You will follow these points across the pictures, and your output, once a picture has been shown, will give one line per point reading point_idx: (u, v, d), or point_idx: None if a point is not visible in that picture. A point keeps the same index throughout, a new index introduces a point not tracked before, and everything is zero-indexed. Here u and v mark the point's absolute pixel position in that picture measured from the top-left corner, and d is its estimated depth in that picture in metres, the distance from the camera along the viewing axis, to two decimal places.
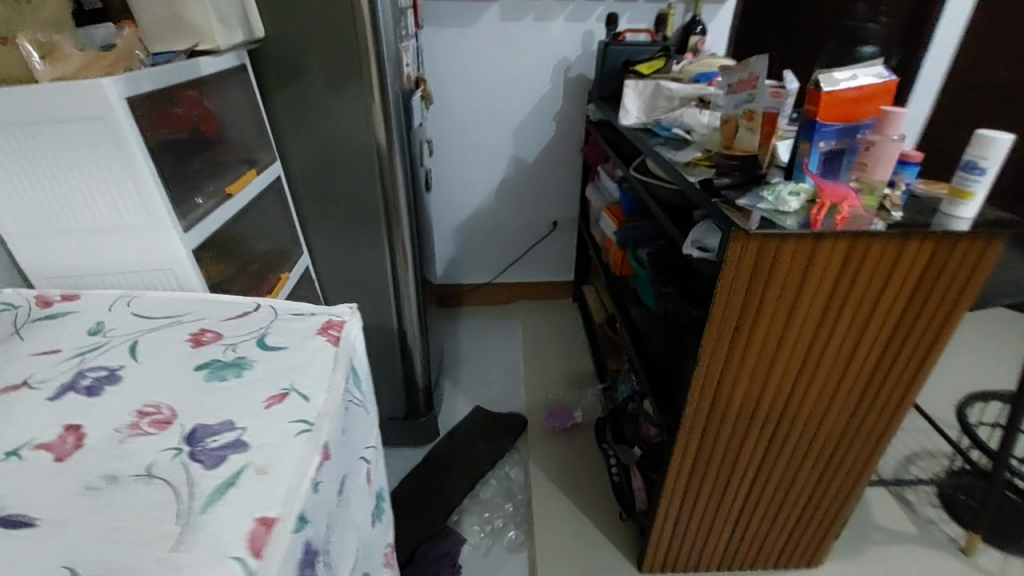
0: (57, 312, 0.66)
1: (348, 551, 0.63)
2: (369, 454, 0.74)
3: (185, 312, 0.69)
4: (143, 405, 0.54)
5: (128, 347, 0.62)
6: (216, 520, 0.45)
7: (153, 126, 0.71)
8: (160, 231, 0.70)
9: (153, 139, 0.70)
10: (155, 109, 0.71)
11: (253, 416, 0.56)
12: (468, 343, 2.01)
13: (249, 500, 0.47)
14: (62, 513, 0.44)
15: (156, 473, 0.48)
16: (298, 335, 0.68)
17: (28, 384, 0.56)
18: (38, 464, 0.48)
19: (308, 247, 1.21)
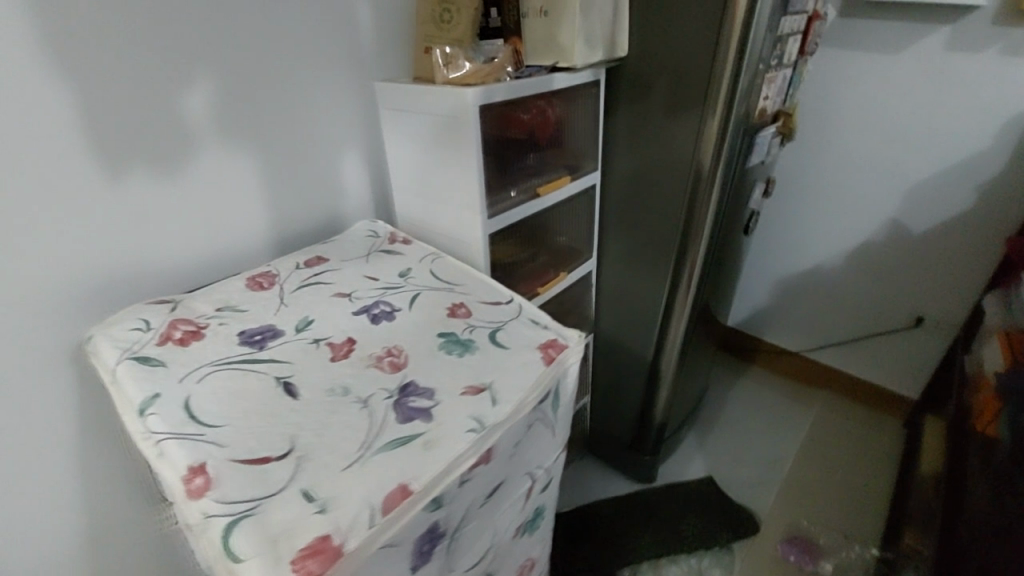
0: (393, 250, 0.91)
1: (477, 549, 0.68)
2: (539, 474, 0.76)
3: (459, 284, 0.84)
4: (391, 346, 0.70)
5: (412, 295, 0.80)
6: (377, 464, 0.56)
7: (493, 126, 0.87)
8: (471, 213, 0.87)
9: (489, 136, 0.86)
10: (498, 113, 0.86)
11: (449, 397, 0.65)
12: (737, 407, 1.77)
13: (405, 464, 0.57)
14: (311, 400, 0.62)
15: (368, 404, 0.62)
16: (522, 342, 0.75)
17: (350, 297, 0.79)
18: (321, 357, 0.68)
19: (599, 253, 1.27)
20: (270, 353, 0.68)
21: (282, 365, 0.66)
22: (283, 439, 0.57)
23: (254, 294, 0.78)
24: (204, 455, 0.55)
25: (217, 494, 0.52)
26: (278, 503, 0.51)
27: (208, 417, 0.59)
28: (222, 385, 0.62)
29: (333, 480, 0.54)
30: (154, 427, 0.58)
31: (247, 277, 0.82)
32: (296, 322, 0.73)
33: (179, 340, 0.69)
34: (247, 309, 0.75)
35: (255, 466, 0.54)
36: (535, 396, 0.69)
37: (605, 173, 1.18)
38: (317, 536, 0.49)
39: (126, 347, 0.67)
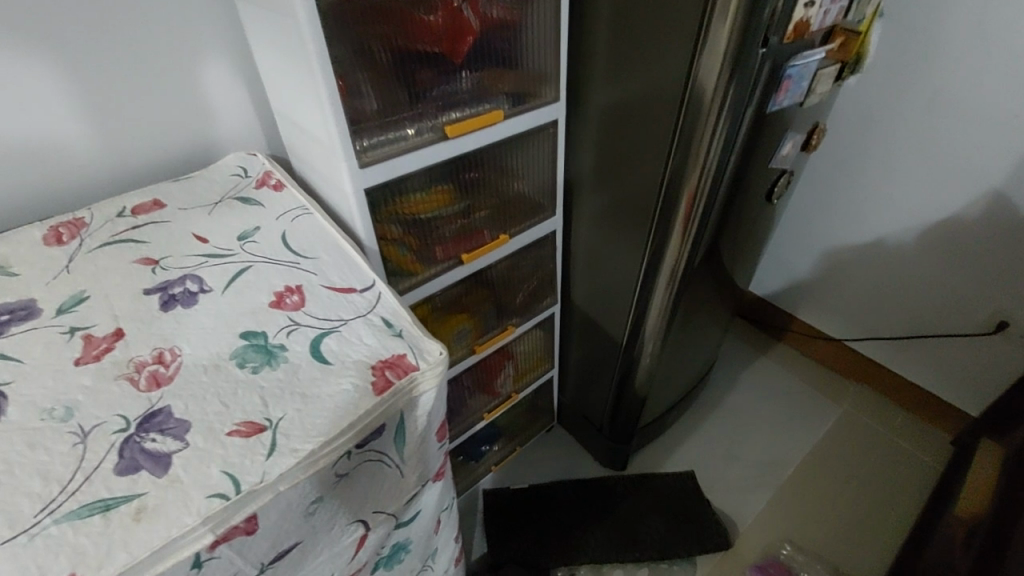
0: (252, 199, 0.71)
1: None
2: (378, 518, 0.60)
3: (310, 258, 0.64)
4: (165, 349, 0.52)
5: (236, 271, 0.61)
6: (51, 540, 0.40)
7: (354, 26, 0.62)
8: (336, 157, 0.64)
9: (350, 42, 0.62)
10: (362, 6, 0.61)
11: (208, 437, 0.47)
12: (746, 392, 1.51)
13: (92, 544, 0.41)
14: (17, 426, 0.46)
15: (88, 439, 0.46)
16: (354, 355, 0.55)
17: (157, 265, 0.61)
18: (63, 358, 0.51)
19: (569, 211, 1.00)
20: (6, 345, 0.52)
21: (9, 366, 0.50)
22: None
23: (41, 252, 0.61)
24: None
25: None
26: None
27: None
28: None
29: None
30: None
31: (50, 224, 0.65)
32: (64, 300, 0.56)
33: None
34: (19, 275, 0.59)
35: None
36: (345, 442, 0.50)
37: (577, 107, 0.88)
38: None
39: None
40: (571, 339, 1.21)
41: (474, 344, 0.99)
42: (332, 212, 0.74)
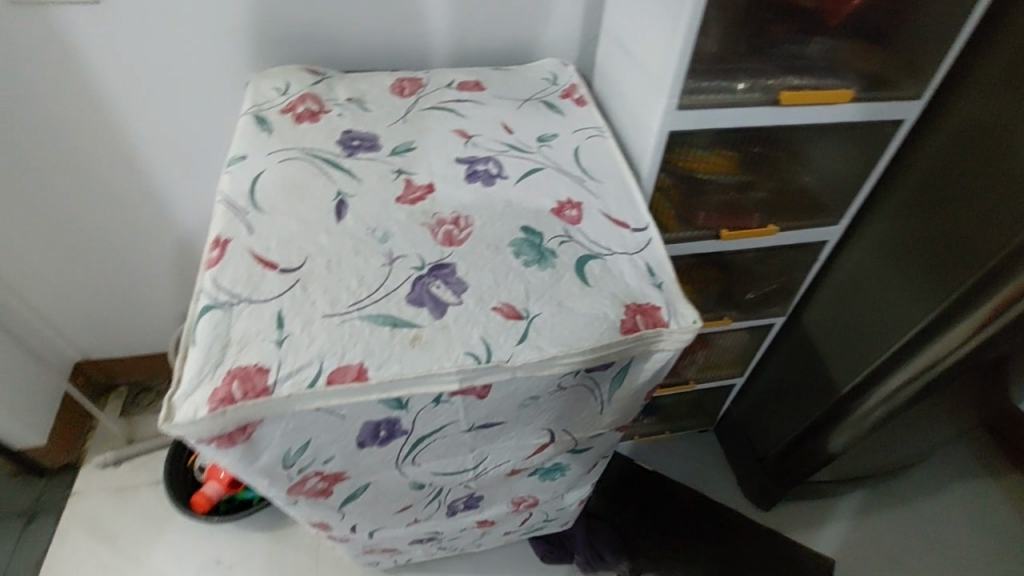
0: (557, 106, 0.73)
1: (451, 461, 0.61)
2: (563, 437, 0.63)
3: (594, 180, 0.64)
4: (462, 215, 0.58)
5: (530, 169, 0.64)
6: (353, 331, 0.49)
7: None
8: (658, 91, 0.62)
9: None
10: None
11: (478, 303, 0.52)
12: (949, 506, 1.25)
13: (379, 348, 0.49)
14: (348, 231, 0.56)
15: (392, 265, 0.54)
16: (612, 287, 0.55)
17: (469, 139, 0.67)
18: (389, 192, 0.60)
19: (848, 239, 0.88)
20: (352, 164, 0.62)
21: (351, 182, 0.60)
22: (297, 254, 0.53)
23: (387, 97, 0.72)
24: (232, 232, 0.54)
25: (216, 275, 0.51)
26: (250, 312, 0.49)
27: (260, 200, 0.57)
28: (291, 175, 0.60)
29: (307, 321, 0.49)
30: (221, 186, 0.59)
31: (398, 77, 0.75)
32: (397, 144, 0.65)
33: (297, 115, 0.67)
34: (370, 110, 0.69)
35: (259, 268, 0.52)
36: (581, 361, 0.52)
37: (925, 134, 0.75)
38: (256, 364, 0.47)
39: (258, 102, 0.68)
40: (773, 354, 1.10)
41: None
42: (621, 142, 0.74)
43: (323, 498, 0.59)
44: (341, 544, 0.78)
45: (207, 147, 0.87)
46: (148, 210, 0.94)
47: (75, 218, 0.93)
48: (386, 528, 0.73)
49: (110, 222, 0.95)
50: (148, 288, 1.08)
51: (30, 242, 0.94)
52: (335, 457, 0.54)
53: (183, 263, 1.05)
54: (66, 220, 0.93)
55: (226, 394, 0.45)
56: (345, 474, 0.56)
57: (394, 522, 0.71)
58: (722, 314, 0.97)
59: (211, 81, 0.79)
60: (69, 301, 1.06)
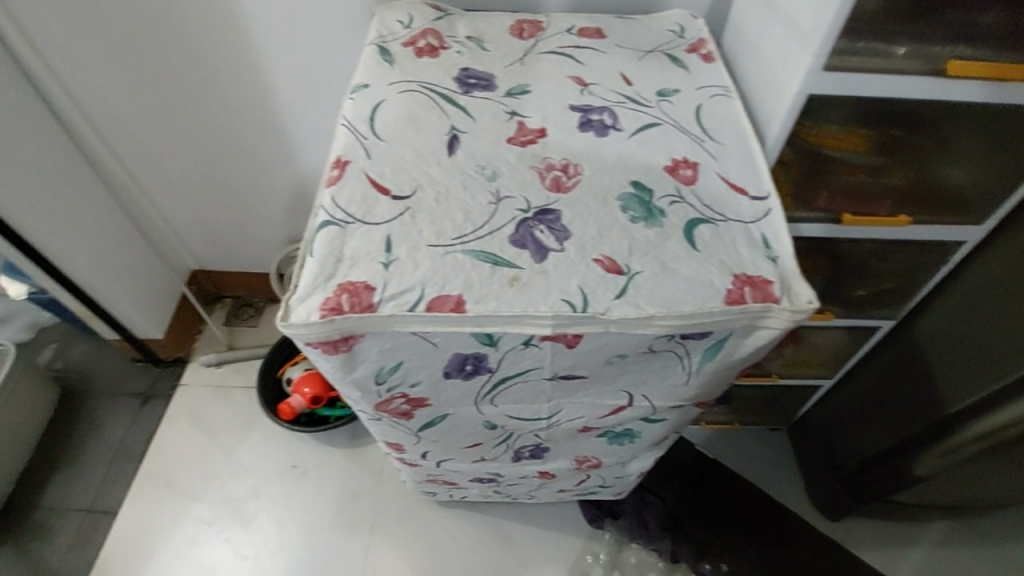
0: (681, 61, 0.69)
1: (526, 408, 0.62)
2: (641, 402, 0.62)
3: (715, 142, 0.60)
4: (571, 163, 0.57)
5: (647, 123, 0.61)
6: (455, 263, 0.50)
7: None
8: (802, 49, 0.57)
9: None
10: None
11: (579, 253, 0.51)
12: None
13: (478, 283, 0.49)
14: (458, 167, 0.56)
15: (498, 204, 0.54)
16: (722, 254, 0.52)
17: (585, 87, 0.65)
18: (500, 132, 0.59)
19: (987, 242, 0.80)
20: (467, 102, 0.62)
21: (465, 119, 0.60)
22: (409, 183, 0.54)
23: (506, 38, 0.70)
24: (351, 155, 0.56)
25: (334, 194, 0.54)
26: (362, 232, 0.51)
27: (378, 127, 0.59)
28: (408, 106, 0.61)
29: (413, 247, 0.51)
30: (344, 111, 0.61)
31: (518, 19, 0.74)
32: (513, 86, 0.64)
33: (418, 49, 0.68)
34: (488, 50, 0.68)
35: (374, 192, 0.54)
36: (679, 326, 0.50)
37: None
38: (365, 281, 0.49)
39: (382, 34, 0.70)
40: (869, 360, 1.01)
41: None
42: (746, 106, 0.69)
43: (403, 421, 0.62)
44: (410, 469, 0.83)
45: (327, 77, 0.91)
46: (266, 133, 1.01)
47: (206, 133, 1.01)
48: (453, 460, 0.76)
49: (234, 141, 1.02)
50: (259, 208, 1.16)
51: (167, 151, 1.04)
52: (421, 383, 0.56)
53: (290, 189, 1.12)
54: (198, 133, 1.01)
55: (336, 304, 0.48)
56: (428, 401, 0.59)
57: (462, 456, 0.74)
58: (824, 307, 0.90)
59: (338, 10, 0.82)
60: (191, 211, 1.17)
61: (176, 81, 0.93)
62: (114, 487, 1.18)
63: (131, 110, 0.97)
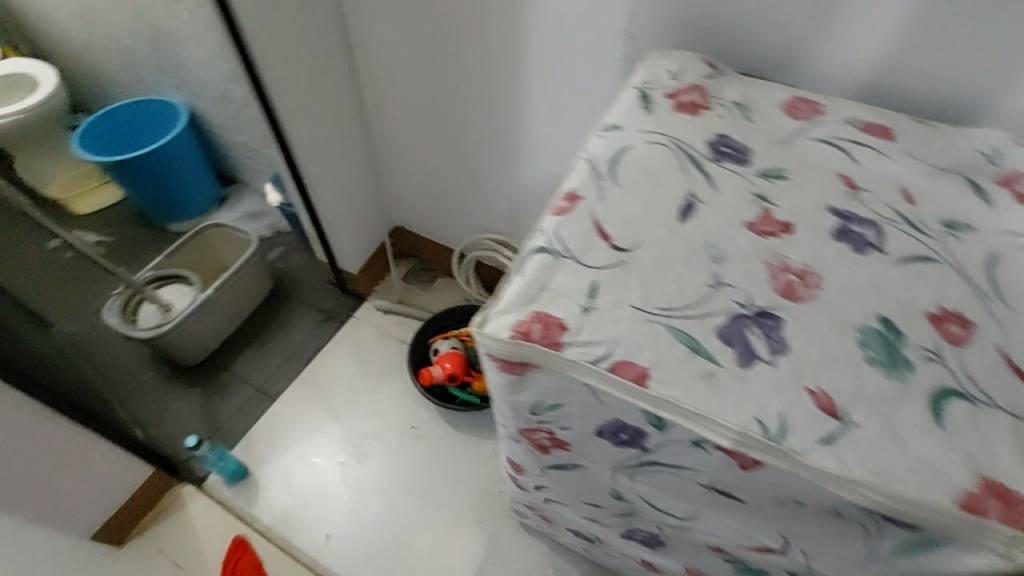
0: (987, 192, 0.57)
1: (666, 498, 0.59)
2: (795, 553, 0.54)
3: (1005, 304, 0.49)
4: (813, 272, 0.51)
5: (920, 255, 0.52)
6: (653, 335, 0.48)
7: None
8: None
9: None
10: None
11: (790, 375, 0.46)
12: None
13: (670, 364, 0.47)
14: (685, 236, 0.54)
15: (716, 289, 0.50)
16: (973, 446, 0.43)
17: (854, 191, 0.57)
18: (742, 213, 0.55)
19: None
20: (715, 170, 0.58)
21: (707, 188, 0.57)
22: (631, 237, 0.53)
23: (776, 113, 0.65)
24: (584, 191, 0.57)
25: (558, 224, 0.55)
26: (572, 270, 0.52)
27: (618, 172, 0.59)
28: (653, 159, 0.59)
29: (616, 302, 0.50)
30: (590, 146, 0.62)
31: (796, 95, 0.67)
32: (769, 167, 0.59)
33: (679, 103, 0.65)
34: (754, 121, 0.64)
35: (595, 235, 0.54)
36: (883, 503, 0.42)
37: None
38: (560, 319, 0.50)
39: (648, 79, 0.69)
40: None
41: None
42: None
43: (538, 453, 0.63)
44: (519, 489, 0.84)
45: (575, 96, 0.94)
46: (501, 129, 1.09)
47: (452, 116, 1.12)
48: (561, 504, 0.75)
49: (474, 132, 1.13)
50: (472, 191, 1.27)
51: (417, 121, 1.19)
52: (571, 429, 0.56)
53: (504, 184, 1.20)
54: (446, 115, 1.13)
55: (527, 330, 0.49)
56: (570, 446, 0.58)
57: (574, 506, 0.73)
58: None
59: (609, 41, 0.84)
60: (418, 177, 1.32)
61: (446, 70, 1.04)
62: (281, 378, 1.40)
63: (403, 82, 1.12)
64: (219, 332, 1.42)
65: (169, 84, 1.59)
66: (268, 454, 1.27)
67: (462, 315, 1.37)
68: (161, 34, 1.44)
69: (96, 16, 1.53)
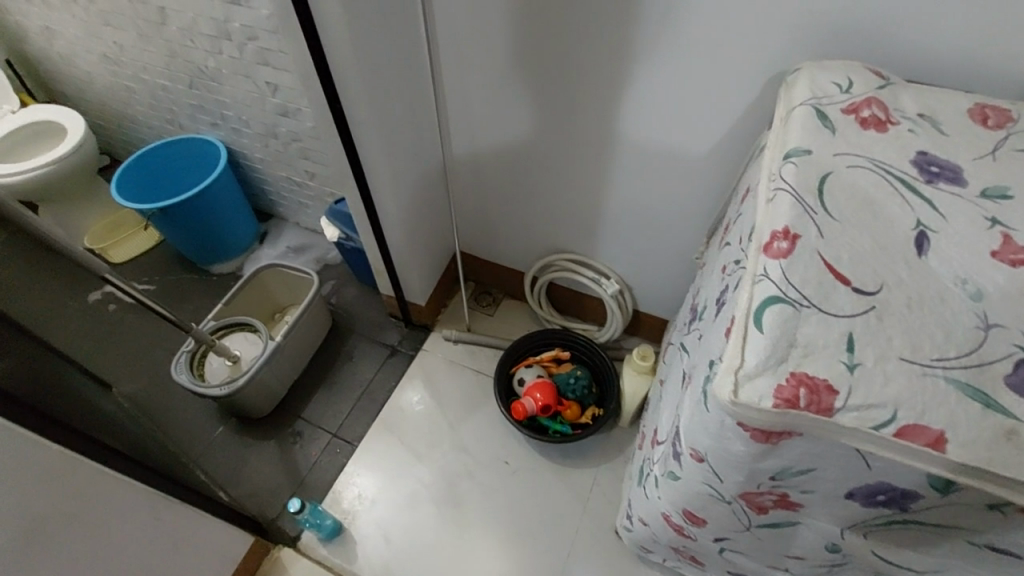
0: None
1: (909, 556, 0.54)
2: None
3: None
4: None
5: None
6: (936, 391, 0.43)
7: None
8: None
9: None
10: None
11: None
12: None
13: (965, 423, 0.42)
14: (930, 273, 0.49)
15: (987, 332, 0.46)
16: None
17: None
18: (981, 242, 0.50)
19: None
20: (932, 194, 0.54)
21: (933, 216, 0.53)
22: (873, 278, 0.49)
23: (966, 124, 0.61)
24: (802, 228, 0.52)
25: (785, 268, 0.50)
26: (820, 321, 0.47)
27: (830, 202, 0.54)
28: (863, 186, 0.55)
29: (882, 355, 0.45)
30: (784, 175, 0.57)
31: (977, 102, 0.63)
32: (987, 186, 0.55)
33: (862, 120, 0.61)
34: (948, 135, 0.60)
35: (832, 278, 0.49)
36: None
37: None
38: (825, 380, 0.44)
39: (817, 95, 0.64)
40: None
41: None
42: None
43: (749, 513, 0.58)
44: (678, 535, 0.78)
45: (689, 115, 0.89)
46: (593, 151, 1.04)
47: (537, 138, 1.07)
48: (740, 555, 0.71)
49: (561, 152, 1.07)
50: (550, 213, 1.22)
51: (495, 145, 1.13)
52: (813, 492, 0.51)
53: (589, 205, 1.15)
54: (530, 139, 1.08)
55: (792, 397, 0.44)
56: (800, 508, 0.54)
57: (762, 558, 0.68)
58: None
59: (736, 56, 0.79)
60: (490, 202, 1.27)
61: (536, 94, 0.99)
62: (357, 421, 1.34)
63: (483, 109, 1.07)
64: (291, 377, 1.36)
65: (206, 122, 1.52)
66: (360, 506, 1.21)
67: (544, 340, 1.32)
68: (202, 72, 1.38)
69: (127, 58, 1.47)
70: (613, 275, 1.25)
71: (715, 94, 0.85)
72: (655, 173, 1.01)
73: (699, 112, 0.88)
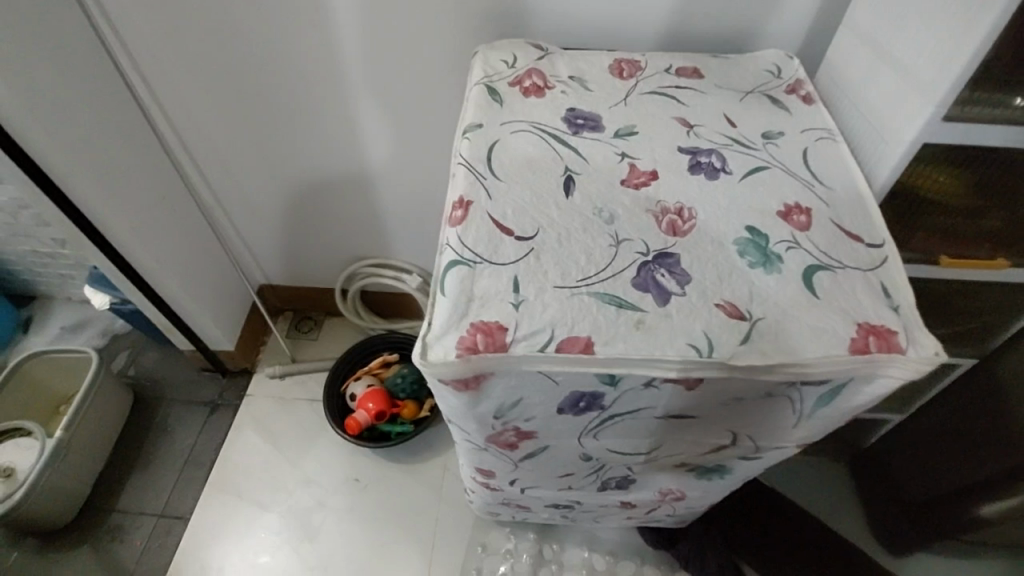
0: (780, 102, 0.69)
1: (632, 443, 0.64)
2: (744, 442, 0.63)
3: (822, 184, 0.61)
4: (684, 206, 0.58)
5: (756, 165, 0.62)
6: (584, 305, 0.52)
7: None
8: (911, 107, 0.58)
9: None
10: None
11: (700, 297, 0.53)
12: None
13: (606, 324, 0.51)
14: (575, 209, 0.58)
15: (619, 247, 0.55)
16: (836, 303, 0.53)
17: (690, 129, 0.65)
18: (614, 174, 0.61)
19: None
20: (578, 143, 0.64)
21: (576, 161, 0.62)
22: (531, 225, 0.56)
23: (607, 78, 0.72)
24: (474, 196, 0.58)
25: (461, 233, 0.56)
26: (490, 273, 0.53)
27: (496, 167, 0.61)
28: (523, 148, 0.63)
29: (540, 288, 0.53)
30: (461, 150, 0.63)
31: (615, 58, 0.74)
32: (619, 127, 0.66)
33: (524, 89, 0.70)
34: (591, 90, 0.70)
35: (497, 233, 0.56)
36: (795, 374, 0.51)
37: None
38: (497, 322, 0.51)
39: (488, 74, 0.72)
40: (949, 399, 0.99)
41: (939, 255, 0.74)
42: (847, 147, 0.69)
43: (508, 452, 0.65)
44: (492, 491, 0.84)
45: (417, 109, 0.94)
46: (347, 157, 1.05)
47: (289, 155, 1.06)
48: (539, 488, 0.79)
49: (318, 165, 1.07)
50: (332, 225, 1.21)
51: (251, 170, 1.10)
52: (535, 418, 0.58)
53: (364, 210, 1.16)
54: (284, 158, 1.07)
55: (471, 344, 0.50)
56: (536, 433, 0.61)
57: (551, 485, 0.76)
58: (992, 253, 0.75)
59: (433, 50, 0.85)
60: (268, 227, 1.23)
61: (269, 111, 0.98)
62: (186, 493, 1.23)
63: (226, 135, 1.03)
64: (90, 470, 1.21)
65: None
66: None
67: (367, 349, 1.31)
68: None
69: None
70: (414, 270, 1.28)
71: (430, 86, 0.90)
72: (409, 168, 1.05)
73: (423, 105, 0.94)
